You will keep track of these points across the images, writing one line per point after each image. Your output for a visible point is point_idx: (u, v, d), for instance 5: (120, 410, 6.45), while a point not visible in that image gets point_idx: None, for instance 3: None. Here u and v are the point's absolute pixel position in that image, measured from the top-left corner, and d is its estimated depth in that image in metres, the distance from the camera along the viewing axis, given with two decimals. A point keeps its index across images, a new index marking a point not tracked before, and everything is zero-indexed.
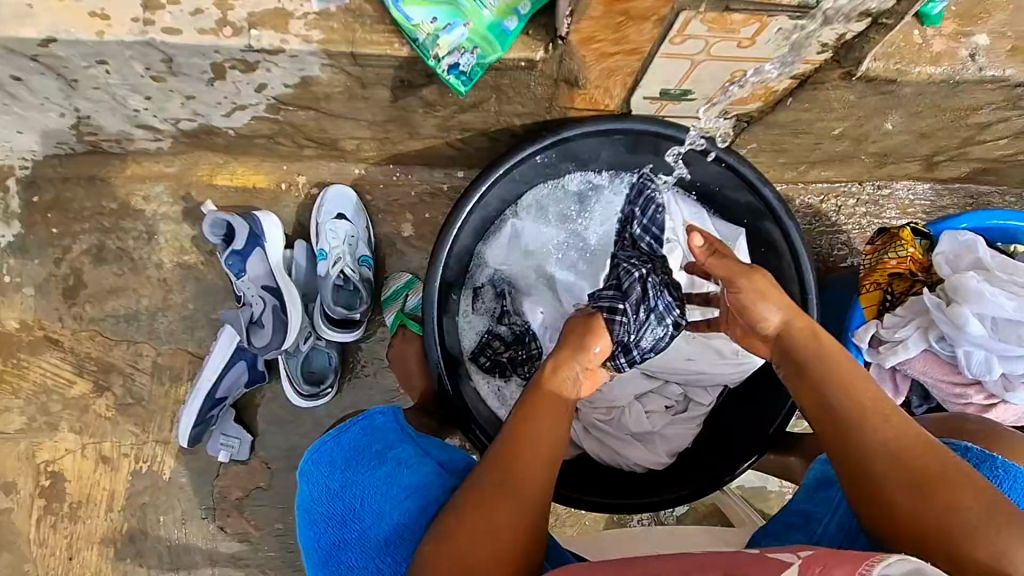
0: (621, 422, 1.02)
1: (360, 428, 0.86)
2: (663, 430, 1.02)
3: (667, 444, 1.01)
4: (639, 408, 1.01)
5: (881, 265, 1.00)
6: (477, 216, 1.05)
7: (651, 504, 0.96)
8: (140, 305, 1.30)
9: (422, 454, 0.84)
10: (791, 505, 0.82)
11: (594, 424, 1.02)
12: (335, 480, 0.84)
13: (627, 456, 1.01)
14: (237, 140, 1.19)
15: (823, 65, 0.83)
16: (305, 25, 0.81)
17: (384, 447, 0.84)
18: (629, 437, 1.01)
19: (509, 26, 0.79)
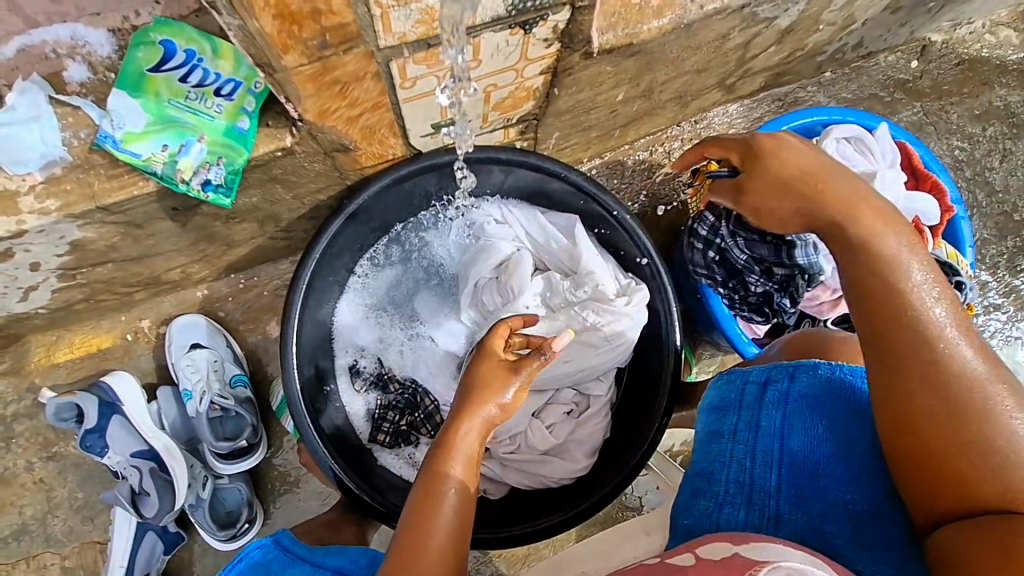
0: (529, 445, 1.02)
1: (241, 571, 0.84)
2: (572, 436, 1.02)
3: (582, 446, 1.02)
4: (538, 425, 1.01)
5: (705, 207, 1.03)
6: (317, 305, 1.02)
7: (590, 507, 0.94)
8: (24, 516, 1.20)
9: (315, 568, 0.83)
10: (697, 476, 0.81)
11: (507, 457, 1.02)
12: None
13: (548, 475, 1.01)
14: (55, 314, 1.12)
15: (560, 54, 0.85)
16: (37, 198, 0.76)
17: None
18: (542, 456, 1.01)
19: (243, 126, 0.77)
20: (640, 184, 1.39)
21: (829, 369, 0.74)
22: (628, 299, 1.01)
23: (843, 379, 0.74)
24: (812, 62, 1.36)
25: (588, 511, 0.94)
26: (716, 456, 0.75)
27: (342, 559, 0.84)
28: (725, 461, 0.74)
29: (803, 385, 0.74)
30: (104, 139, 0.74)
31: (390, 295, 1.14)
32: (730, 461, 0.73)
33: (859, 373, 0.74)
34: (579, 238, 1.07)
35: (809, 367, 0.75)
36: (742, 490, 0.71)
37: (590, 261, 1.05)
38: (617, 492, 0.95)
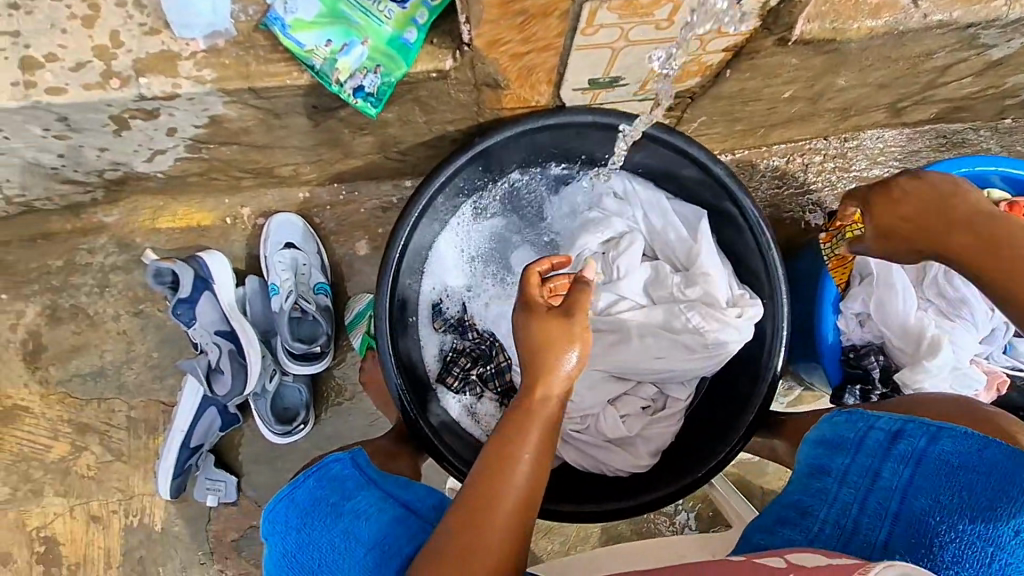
0: (598, 429, 1.00)
1: (315, 481, 0.85)
2: (643, 432, 1.00)
3: (649, 444, 1.00)
4: (613, 413, 0.99)
5: (845, 253, 0.95)
6: (419, 240, 1.00)
7: (645, 505, 0.92)
8: (103, 361, 1.27)
9: (385, 497, 0.82)
10: (783, 500, 0.77)
11: (572, 435, 1.00)
12: (290, 541, 0.79)
13: (608, 463, 0.99)
14: (169, 180, 1.15)
15: (754, 35, 0.76)
16: (195, 65, 0.75)
17: (340, 499, 0.82)
18: (607, 443, 0.99)
19: (409, 38, 0.73)
20: (765, 192, 1.29)
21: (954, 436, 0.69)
22: (740, 312, 0.95)
23: (984, 453, 0.66)
24: (998, 103, 1.21)
25: (640, 508, 0.92)
26: (819, 495, 0.74)
27: (408, 493, 0.84)
28: (827, 499, 0.73)
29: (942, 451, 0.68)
30: (274, 21, 0.72)
31: (486, 244, 1.11)
32: (832, 502, 0.72)
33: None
34: (702, 235, 1.00)
35: (955, 431, 0.70)
36: (840, 533, 0.68)
37: (708, 262, 0.99)
38: (674, 499, 0.92)
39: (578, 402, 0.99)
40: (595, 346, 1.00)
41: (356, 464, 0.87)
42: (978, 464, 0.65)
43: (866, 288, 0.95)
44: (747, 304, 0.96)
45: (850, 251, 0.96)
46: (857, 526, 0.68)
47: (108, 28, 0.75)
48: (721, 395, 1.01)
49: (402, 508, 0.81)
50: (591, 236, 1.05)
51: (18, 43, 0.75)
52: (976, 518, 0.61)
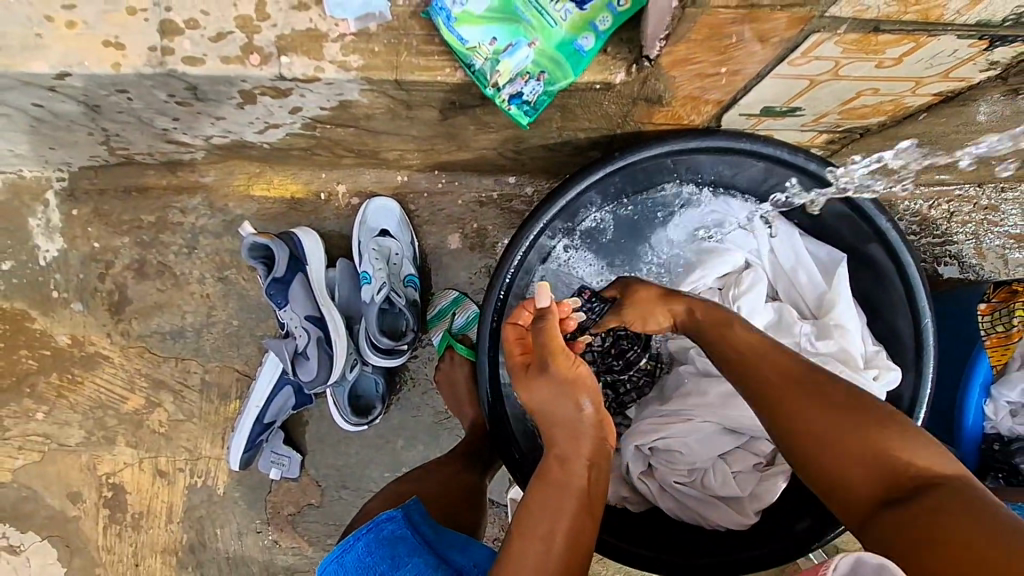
0: (704, 483, 0.95)
1: (365, 544, 0.76)
2: (752, 490, 0.93)
3: (756, 501, 0.92)
4: (723, 468, 0.94)
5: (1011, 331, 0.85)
6: (534, 256, 0.91)
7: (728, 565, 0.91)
8: (184, 321, 1.26)
9: (440, 563, 0.74)
10: None
11: (673, 485, 0.95)
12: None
13: (710, 518, 0.94)
14: (273, 151, 1.10)
15: (982, 82, 0.65)
16: (342, 49, 0.69)
17: (391, 566, 0.73)
18: (712, 499, 0.94)
19: (584, 45, 0.65)
20: None
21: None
22: (878, 373, 0.87)
23: None
24: None
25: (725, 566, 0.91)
26: None
27: (463, 556, 0.76)
28: None
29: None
30: (438, 11, 0.65)
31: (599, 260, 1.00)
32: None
33: None
34: (840, 282, 0.91)
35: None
36: None
37: (845, 315, 0.90)
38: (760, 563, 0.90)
39: (685, 453, 0.95)
40: (710, 396, 0.95)
41: (410, 523, 0.79)
42: None
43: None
44: (884, 366, 0.87)
45: (1016, 331, 0.84)
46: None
47: None
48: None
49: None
50: (711, 272, 0.96)
51: (160, 4, 0.70)
52: None
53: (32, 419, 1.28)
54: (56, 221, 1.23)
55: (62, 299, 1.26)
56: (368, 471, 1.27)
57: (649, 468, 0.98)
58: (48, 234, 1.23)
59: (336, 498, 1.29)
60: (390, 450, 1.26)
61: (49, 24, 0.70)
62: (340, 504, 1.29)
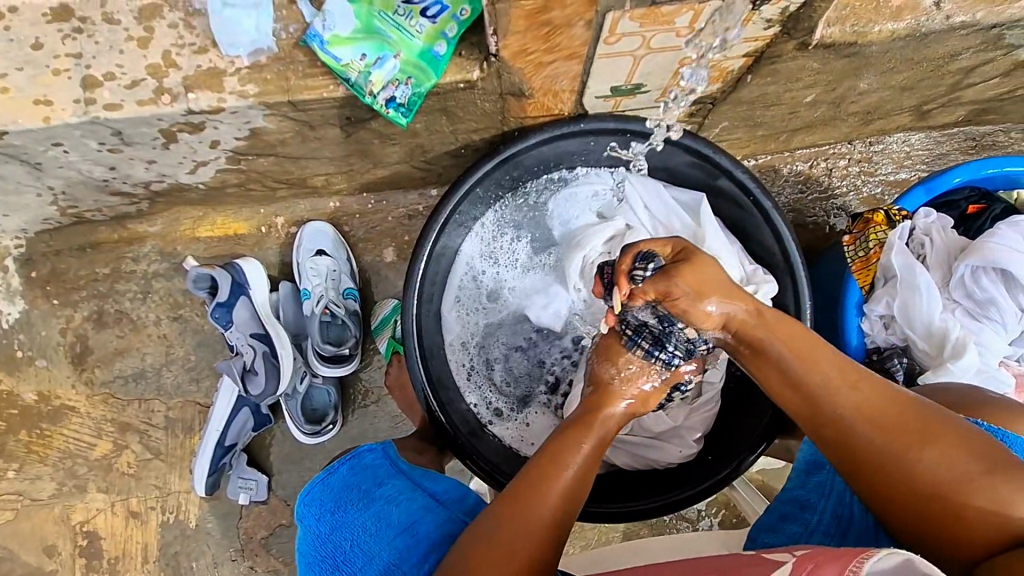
0: (642, 426, 1.04)
1: (349, 469, 0.84)
2: (686, 422, 1.03)
3: (694, 430, 1.03)
4: (654, 407, 1.02)
5: (870, 257, 0.96)
6: (440, 258, 1.02)
7: (683, 501, 0.95)
8: (144, 363, 1.33)
9: (414, 487, 0.81)
10: (783, 495, 0.84)
11: (619, 437, 1.04)
12: (324, 523, 0.79)
13: (659, 458, 1.03)
14: (209, 192, 1.20)
15: (774, 39, 0.78)
16: (239, 80, 0.80)
17: (373, 485, 0.82)
18: (653, 439, 1.03)
19: (439, 51, 0.77)
20: (788, 196, 1.29)
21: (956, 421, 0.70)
22: (757, 290, 0.97)
23: None
24: None
25: (674, 506, 0.95)
26: (821, 489, 0.81)
27: (438, 485, 0.82)
28: (825, 492, 0.80)
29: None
30: (313, 38, 0.77)
31: (502, 262, 1.12)
32: (830, 494, 0.79)
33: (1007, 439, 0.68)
34: (705, 217, 1.01)
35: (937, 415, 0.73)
36: (838, 522, 0.77)
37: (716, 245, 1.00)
38: (713, 491, 0.95)
39: None
40: None
41: (388, 454, 0.86)
42: None
43: (890, 289, 0.94)
44: (762, 281, 0.97)
45: (875, 253, 0.96)
46: (852, 515, 0.76)
47: (162, 48, 0.81)
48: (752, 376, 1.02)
49: (429, 498, 0.79)
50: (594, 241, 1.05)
51: (81, 63, 0.81)
52: None
53: (3, 478, 1.32)
54: (16, 285, 1.31)
55: (27, 357, 1.32)
56: None
57: None
58: (9, 297, 1.31)
59: None
60: None
61: None
62: None
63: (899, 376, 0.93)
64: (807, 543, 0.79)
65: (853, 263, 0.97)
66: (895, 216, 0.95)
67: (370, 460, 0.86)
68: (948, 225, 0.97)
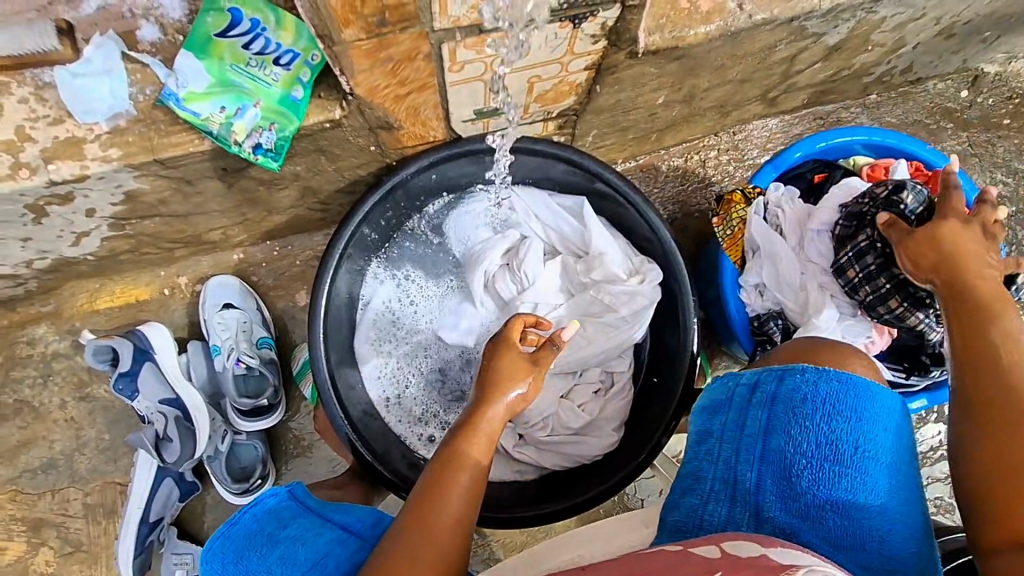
0: (561, 425, 1.07)
1: (253, 516, 0.80)
2: (602, 413, 1.07)
3: (611, 420, 1.07)
4: (569, 406, 1.06)
5: (735, 234, 1.05)
6: (342, 299, 1.04)
7: (611, 488, 0.97)
8: (53, 450, 1.26)
9: (323, 522, 0.79)
10: (683, 469, 0.78)
11: (541, 440, 1.07)
12: (228, 574, 0.75)
13: (584, 453, 1.06)
14: (101, 262, 1.18)
15: (605, 52, 0.87)
16: (101, 146, 0.81)
17: (277, 528, 0.79)
18: (574, 435, 1.06)
19: (297, 95, 0.81)
20: (671, 190, 1.39)
21: (815, 373, 0.75)
22: (641, 279, 1.04)
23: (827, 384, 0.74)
24: (858, 83, 1.36)
25: (606, 494, 0.97)
26: (711, 455, 0.76)
27: (349, 516, 0.81)
28: (714, 459, 0.75)
29: (791, 386, 0.75)
30: (168, 97, 0.79)
31: (410, 291, 1.15)
32: (718, 460, 0.75)
33: (848, 381, 0.74)
34: (589, 217, 1.07)
35: (798, 371, 0.77)
36: (727, 487, 0.73)
37: (602, 243, 1.06)
38: (638, 472, 0.99)
39: (535, 411, 1.05)
40: None
41: (294, 494, 0.82)
42: (819, 396, 0.73)
43: (758, 261, 1.03)
44: (646, 270, 1.05)
45: (739, 230, 1.05)
46: (737, 478, 0.73)
47: (14, 123, 0.80)
48: (659, 361, 1.08)
49: (340, 531, 0.78)
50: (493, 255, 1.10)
51: None
52: (831, 456, 0.70)
53: None
54: None
55: None
56: None
57: (522, 438, 1.09)
58: None
59: None
60: None
61: None
62: None
63: (778, 337, 1.02)
64: (706, 515, 0.72)
65: (722, 240, 1.07)
66: (750, 194, 1.05)
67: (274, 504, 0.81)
68: (794, 195, 1.05)
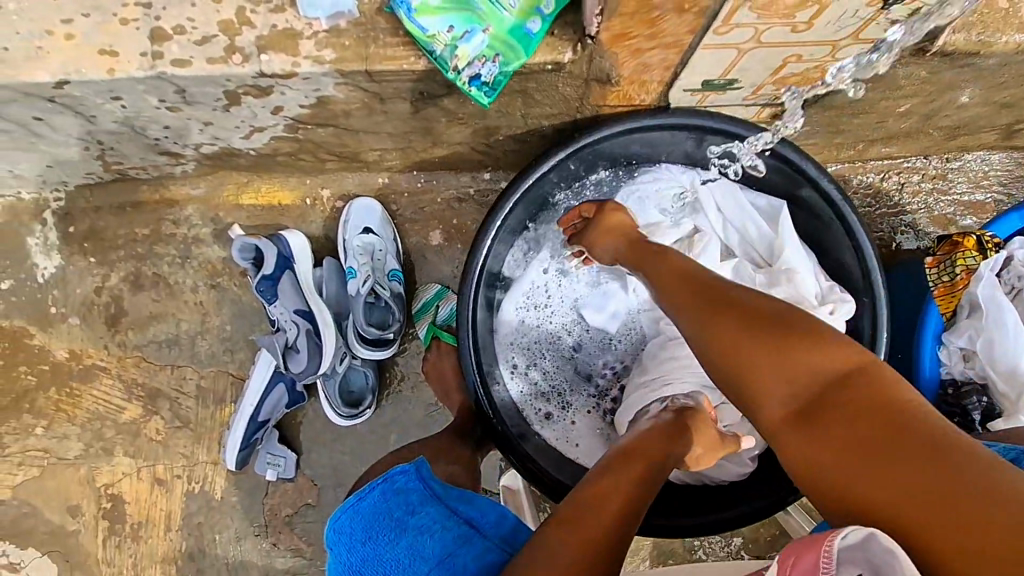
0: None
1: (382, 494, 0.79)
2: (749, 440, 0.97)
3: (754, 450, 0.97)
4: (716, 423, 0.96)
5: (955, 287, 0.92)
6: (497, 256, 0.98)
7: (731, 521, 0.91)
8: (179, 330, 1.31)
9: (449, 513, 0.77)
10: None
11: None
12: (356, 555, 0.75)
13: (712, 476, 0.98)
14: (259, 159, 1.16)
15: (891, 43, 0.73)
16: (316, 44, 0.76)
17: (405, 513, 0.77)
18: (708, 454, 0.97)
19: (532, 28, 0.73)
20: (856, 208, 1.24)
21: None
22: (833, 308, 0.90)
23: None
24: None
25: (723, 524, 0.91)
26: None
27: (473, 509, 0.78)
28: None
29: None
30: (400, 4, 0.73)
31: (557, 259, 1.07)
32: None
33: None
34: (784, 226, 0.97)
35: None
36: None
37: (793, 258, 0.96)
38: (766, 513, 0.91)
39: None
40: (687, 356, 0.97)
41: (421, 476, 0.80)
42: None
43: (974, 323, 0.91)
44: (838, 300, 0.91)
45: (961, 280, 0.91)
46: None
47: (236, 4, 0.77)
48: None
49: (465, 526, 0.75)
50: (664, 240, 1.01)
51: (149, 14, 0.77)
52: None
53: (31, 434, 1.31)
54: (53, 240, 1.29)
55: (61, 314, 1.30)
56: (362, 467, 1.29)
57: None
58: (47, 252, 1.29)
59: (332, 497, 1.31)
60: (383, 446, 1.30)
61: (48, 37, 0.77)
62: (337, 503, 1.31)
63: (977, 417, 0.91)
64: None
65: (936, 289, 0.93)
66: (988, 243, 0.91)
67: (401, 485, 0.80)
68: None
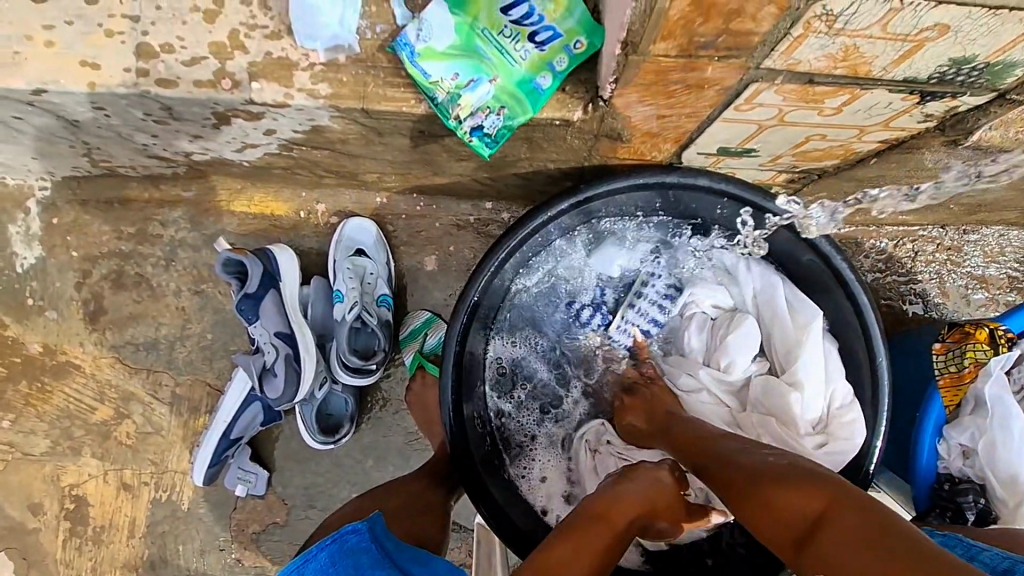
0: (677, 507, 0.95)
1: (327, 555, 0.72)
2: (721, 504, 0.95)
3: None
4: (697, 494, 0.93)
5: (960, 377, 0.88)
6: (490, 296, 0.92)
7: None
8: (158, 334, 1.27)
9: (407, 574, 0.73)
10: None
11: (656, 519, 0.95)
12: None
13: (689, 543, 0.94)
14: (252, 169, 1.12)
15: (922, 132, 0.68)
16: (311, 77, 0.72)
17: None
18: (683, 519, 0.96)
19: (543, 83, 0.68)
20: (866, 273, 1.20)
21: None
22: (826, 439, 0.88)
23: None
24: None
25: None
26: None
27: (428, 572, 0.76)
28: None
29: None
30: (403, 46, 0.68)
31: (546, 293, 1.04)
32: None
33: None
34: (811, 335, 0.91)
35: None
36: None
37: (806, 379, 0.91)
38: None
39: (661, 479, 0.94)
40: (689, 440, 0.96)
41: (376, 536, 0.76)
42: None
43: (978, 421, 0.87)
44: (836, 432, 0.87)
45: (968, 372, 0.88)
46: None
47: (230, 26, 0.72)
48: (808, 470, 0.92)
49: None
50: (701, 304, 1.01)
51: (137, 28, 0.72)
52: None
53: None
54: (35, 230, 1.24)
55: (37, 307, 1.26)
56: (335, 490, 1.26)
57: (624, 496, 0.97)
58: (27, 241, 1.24)
59: (300, 517, 1.28)
60: (358, 471, 1.26)
61: (27, 42, 0.72)
62: (306, 524, 1.28)
63: (970, 517, 0.85)
64: None
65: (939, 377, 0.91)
66: (999, 337, 0.88)
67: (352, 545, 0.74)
68: None
